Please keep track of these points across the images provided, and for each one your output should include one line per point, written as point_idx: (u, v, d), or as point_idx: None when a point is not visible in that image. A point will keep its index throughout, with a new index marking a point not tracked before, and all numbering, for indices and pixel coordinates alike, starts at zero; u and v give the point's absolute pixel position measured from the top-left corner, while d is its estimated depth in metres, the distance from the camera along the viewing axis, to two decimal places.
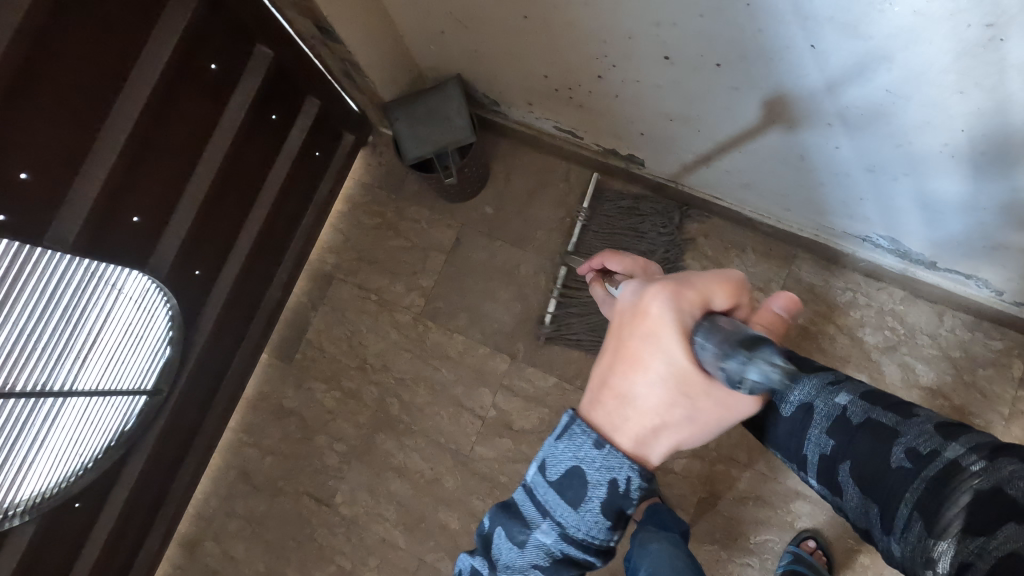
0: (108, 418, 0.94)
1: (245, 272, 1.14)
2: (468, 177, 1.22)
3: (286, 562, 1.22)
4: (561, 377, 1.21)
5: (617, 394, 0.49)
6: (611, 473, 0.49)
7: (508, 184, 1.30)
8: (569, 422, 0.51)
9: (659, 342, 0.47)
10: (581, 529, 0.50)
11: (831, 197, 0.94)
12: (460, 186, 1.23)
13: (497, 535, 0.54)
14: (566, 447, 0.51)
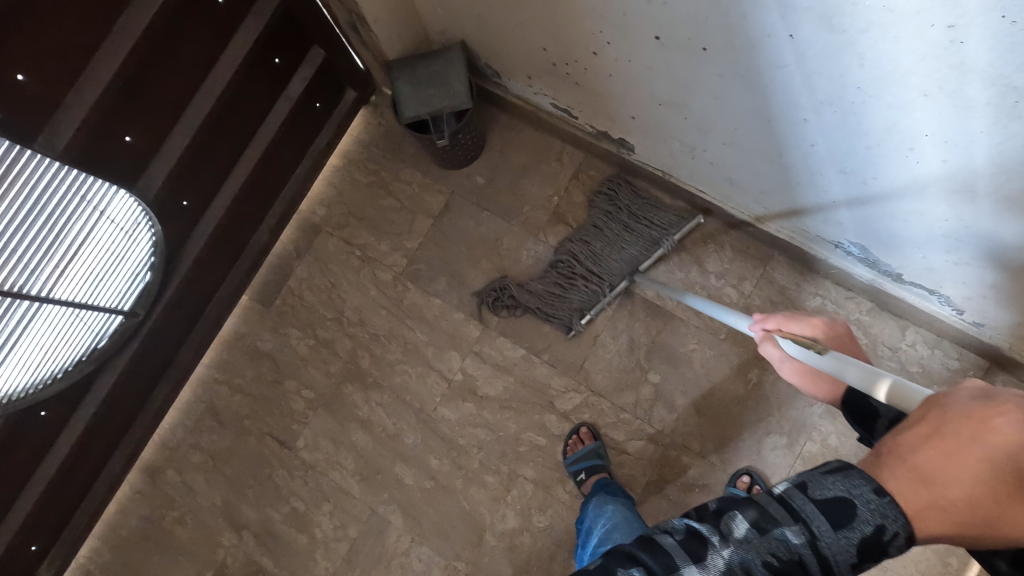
0: (82, 331, 0.96)
1: (233, 211, 1.16)
2: (462, 145, 1.24)
3: (243, 498, 1.25)
4: (530, 350, 1.24)
5: (917, 474, 0.44)
6: (882, 520, 0.43)
7: (503, 158, 1.31)
8: (843, 465, 0.46)
9: (1007, 444, 0.43)
10: (832, 551, 0.43)
11: (807, 198, 0.96)
12: (454, 152, 1.25)
13: (728, 516, 0.46)
14: (835, 479, 0.45)
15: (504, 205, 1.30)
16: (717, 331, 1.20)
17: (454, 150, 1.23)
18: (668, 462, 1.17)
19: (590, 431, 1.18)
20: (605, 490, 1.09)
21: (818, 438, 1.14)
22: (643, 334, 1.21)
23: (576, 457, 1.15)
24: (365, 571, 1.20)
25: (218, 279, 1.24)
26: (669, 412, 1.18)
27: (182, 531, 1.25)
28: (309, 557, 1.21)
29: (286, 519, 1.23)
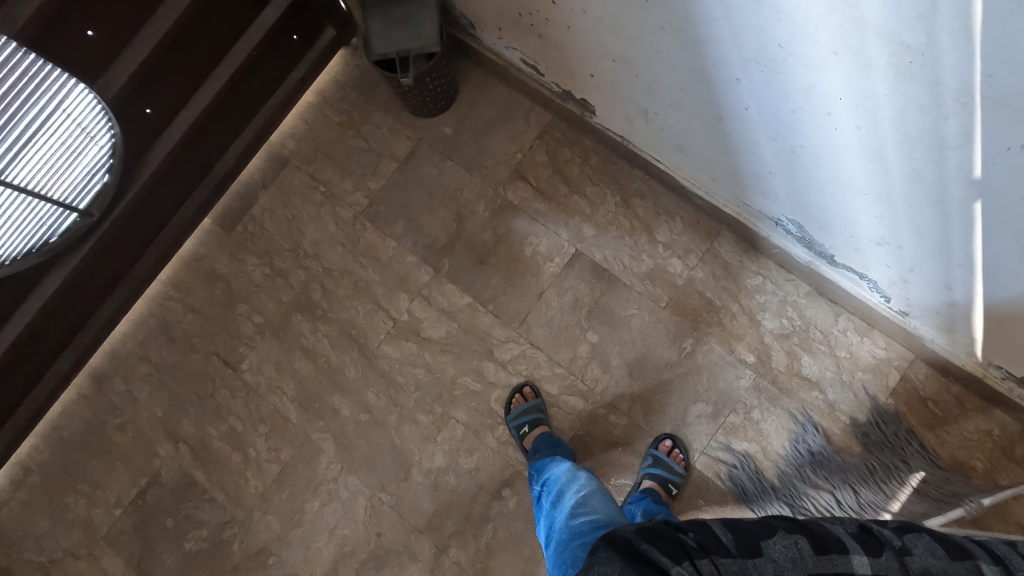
0: (33, 222, 0.99)
1: (199, 129, 1.19)
2: (431, 92, 1.26)
3: (184, 412, 1.28)
4: (476, 299, 1.27)
5: None
6: None
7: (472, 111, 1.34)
8: None
9: None
10: None
11: (747, 169, 0.99)
12: (424, 98, 1.27)
13: None
14: None
15: (468, 157, 1.32)
16: (658, 299, 1.23)
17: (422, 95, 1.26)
18: (596, 420, 1.20)
19: (532, 389, 1.21)
20: (549, 444, 1.14)
21: (742, 411, 1.17)
22: (587, 294, 1.24)
23: (519, 412, 1.18)
24: (292, 493, 1.23)
25: (180, 197, 1.27)
26: (602, 372, 1.21)
27: (122, 438, 1.29)
28: (241, 475, 1.25)
29: (223, 436, 1.27)
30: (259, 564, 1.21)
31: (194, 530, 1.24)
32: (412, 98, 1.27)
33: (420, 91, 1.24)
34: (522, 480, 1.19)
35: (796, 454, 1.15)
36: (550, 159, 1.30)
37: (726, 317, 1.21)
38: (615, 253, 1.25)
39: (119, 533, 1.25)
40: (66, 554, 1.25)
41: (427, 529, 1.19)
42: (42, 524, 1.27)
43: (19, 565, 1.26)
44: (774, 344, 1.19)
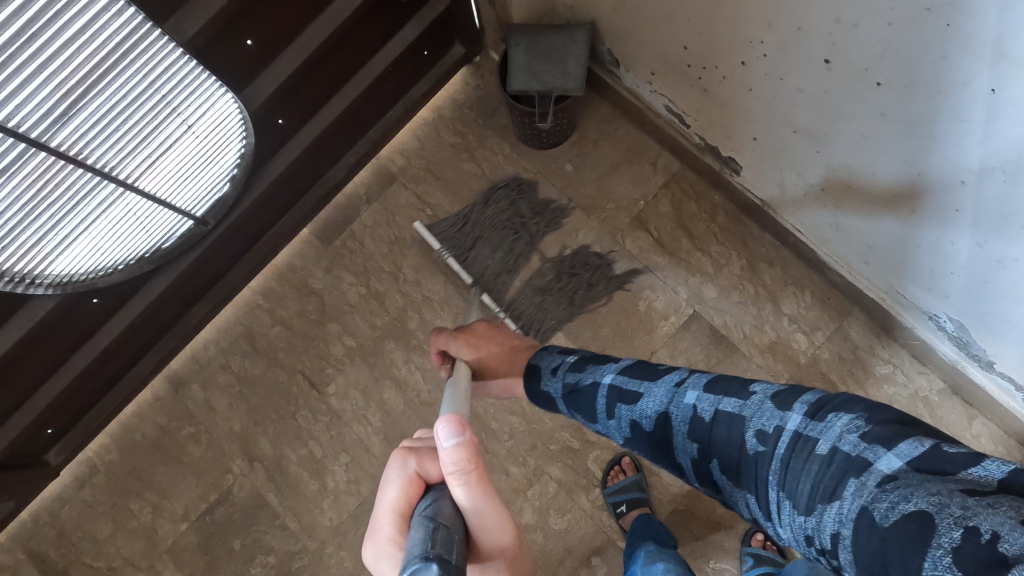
0: (152, 228, 0.94)
1: (320, 141, 1.13)
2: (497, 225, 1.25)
3: (262, 430, 1.22)
4: (582, 350, 1.20)
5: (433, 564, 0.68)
6: None
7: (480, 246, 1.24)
8: None
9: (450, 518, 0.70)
10: None
11: (920, 263, 0.92)
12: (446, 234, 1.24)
13: None
14: None
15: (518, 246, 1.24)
16: (778, 375, 1.16)
17: (498, 210, 1.25)
18: (699, 496, 1.13)
19: (632, 462, 1.15)
20: (646, 527, 1.07)
21: None
22: (702, 360, 1.17)
23: (617, 488, 1.13)
24: (369, 531, 1.17)
25: (284, 205, 1.21)
26: None
27: (194, 449, 1.23)
28: (316, 504, 1.19)
29: (300, 460, 1.21)
30: None
31: (261, 555, 1.18)
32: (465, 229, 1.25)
33: (477, 227, 1.25)
34: (614, 549, 1.13)
35: None
36: (675, 211, 1.23)
37: None
38: (736, 319, 1.18)
39: (182, 548, 1.20)
40: (126, 562, 1.20)
41: None
42: (103, 528, 1.22)
43: (75, 568, 1.20)
44: None
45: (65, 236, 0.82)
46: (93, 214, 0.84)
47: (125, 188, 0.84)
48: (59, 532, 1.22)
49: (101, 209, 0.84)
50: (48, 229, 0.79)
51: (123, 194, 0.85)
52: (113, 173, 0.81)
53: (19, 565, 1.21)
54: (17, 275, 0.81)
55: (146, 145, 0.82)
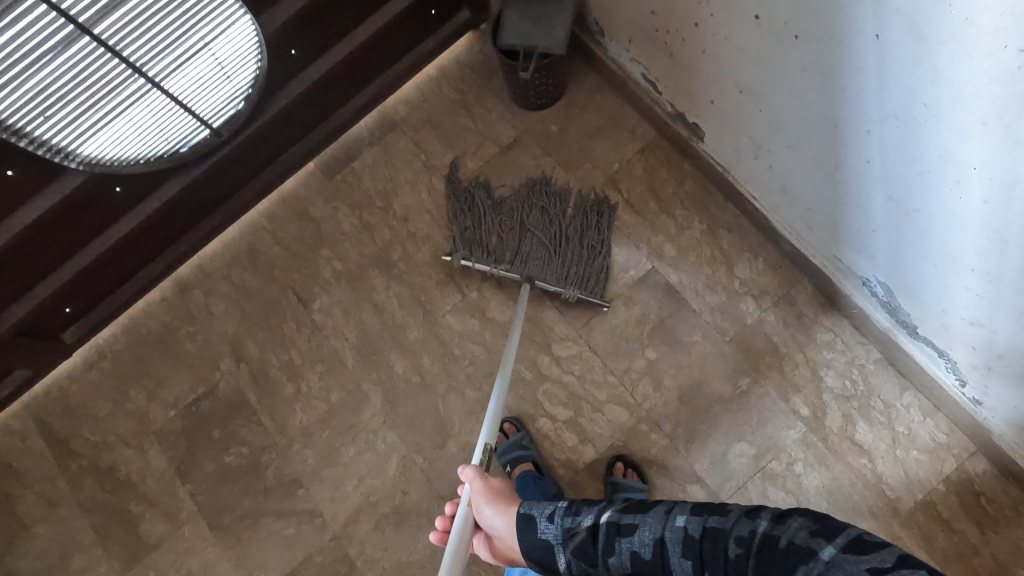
0: (172, 129, 1.09)
1: (329, 78, 1.27)
2: (526, 262, 1.27)
3: (251, 336, 1.36)
4: (546, 293, 1.30)
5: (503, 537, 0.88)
6: None
7: (532, 263, 1.27)
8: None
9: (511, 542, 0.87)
10: None
11: (849, 223, 1.00)
12: (579, 285, 1.26)
13: None
14: None
15: (508, 260, 1.28)
16: (723, 332, 1.23)
17: (600, 232, 1.30)
18: (637, 434, 1.21)
19: (512, 424, 1.23)
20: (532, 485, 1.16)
21: (785, 460, 1.16)
22: (654, 311, 1.26)
23: (503, 450, 1.22)
24: (333, 434, 1.28)
25: (293, 138, 1.35)
26: (653, 389, 1.22)
27: (191, 346, 1.37)
28: (290, 406, 1.31)
29: (281, 365, 1.33)
30: (288, 493, 1.27)
31: (236, 446, 1.30)
32: (589, 261, 1.28)
33: (557, 226, 1.31)
34: (552, 474, 1.21)
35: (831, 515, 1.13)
36: (646, 176, 1.33)
37: (789, 365, 1.20)
38: (691, 279, 1.27)
39: (169, 432, 1.33)
40: (118, 439, 1.34)
41: (451, 499, 1.23)
42: (103, 407, 1.36)
43: (75, 440, 1.35)
44: (832, 402, 1.18)
45: (97, 118, 0.98)
46: (124, 103, 0.99)
47: (151, 85, 0.99)
48: (64, 406, 1.37)
49: (129, 100, 0.99)
50: (83, 108, 0.95)
51: (149, 90, 1.00)
52: (142, 69, 0.96)
53: (27, 431, 1.36)
54: (54, 146, 0.96)
55: (172, 49, 0.98)
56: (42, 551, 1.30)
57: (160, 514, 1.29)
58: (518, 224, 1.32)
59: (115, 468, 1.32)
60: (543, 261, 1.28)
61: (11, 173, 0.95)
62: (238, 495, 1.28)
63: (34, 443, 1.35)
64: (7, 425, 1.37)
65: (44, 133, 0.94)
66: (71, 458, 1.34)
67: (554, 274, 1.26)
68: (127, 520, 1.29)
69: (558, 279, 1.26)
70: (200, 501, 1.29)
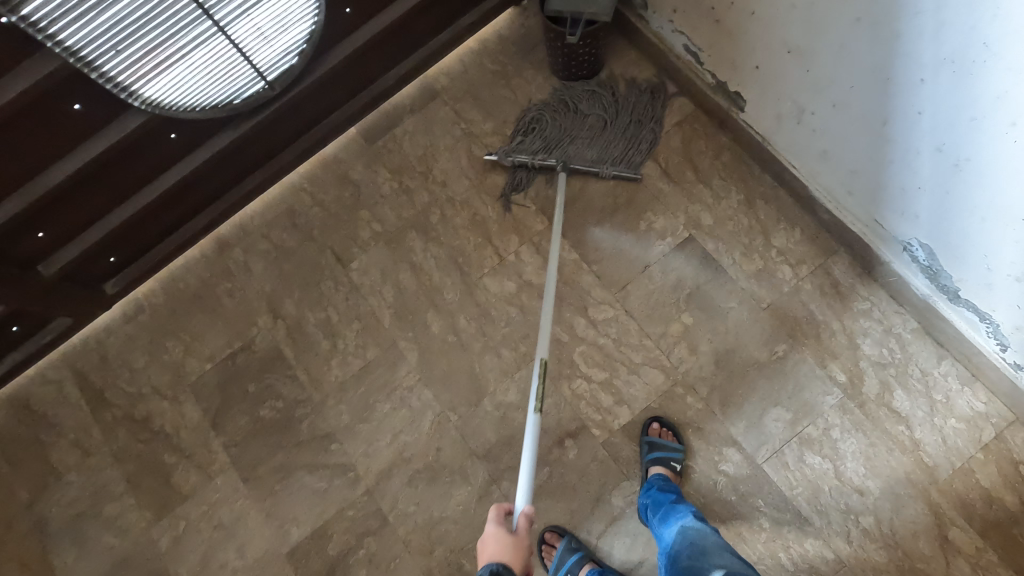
0: (229, 78, 1.11)
1: (379, 41, 1.30)
2: (570, 150, 1.35)
3: (289, 293, 1.37)
4: (582, 257, 1.31)
5: None
6: None
7: (580, 146, 1.35)
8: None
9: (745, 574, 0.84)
10: None
11: (894, 182, 1.01)
12: (616, 162, 1.34)
13: None
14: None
15: (592, 122, 1.37)
16: (760, 299, 1.24)
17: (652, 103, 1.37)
18: (673, 397, 1.21)
19: (555, 532, 1.16)
20: None
21: (821, 426, 1.16)
22: (690, 277, 1.27)
23: (556, 564, 1.13)
24: (369, 390, 1.29)
25: (338, 101, 1.38)
26: (689, 353, 1.23)
27: (229, 301, 1.39)
28: (325, 362, 1.32)
29: (318, 323, 1.35)
30: (322, 447, 1.27)
31: (271, 400, 1.31)
32: (645, 135, 1.35)
33: (615, 105, 1.37)
34: (587, 434, 1.22)
35: (868, 481, 1.13)
36: (683, 147, 1.35)
37: (825, 332, 1.21)
38: (727, 247, 1.28)
39: (204, 384, 1.34)
40: (153, 391, 1.35)
41: (485, 457, 1.23)
42: (139, 359, 1.37)
43: (110, 390, 1.36)
44: (869, 370, 1.18)
45: (163, 59, 1.00)
46: (189, 46, 1.02)
47: (217, 29, 1.02)
48: (101, 357, 1.38)
49: (195, 44, 1.02)
50: (151, 46, 0.97)
51: (212, 34, 1.02)
52: (210, 12, 0.99)
53: (64, 381, 1.38)
54: (119, 82, 0.98)
55: None
56: (74, 498, 1.31)
57: (193, 465, 1.29)
58: (568, 112, 1.38)
59: (149, 419, 1.33)
60: (613, 121, 1.36)
61: (78, 108, 0.98)
62: (271, 448, 1.28)
63: (70, 392, 1.37)
64: (43, 375, 1.38)
65: (113, 68, 0.95)
66: (105, 408, 1.35)
67: (602, 153, 1.34)
68: (160, 470, 1.30)
69: (636, 129, 1.35)
70: (233, 454, 1.29)
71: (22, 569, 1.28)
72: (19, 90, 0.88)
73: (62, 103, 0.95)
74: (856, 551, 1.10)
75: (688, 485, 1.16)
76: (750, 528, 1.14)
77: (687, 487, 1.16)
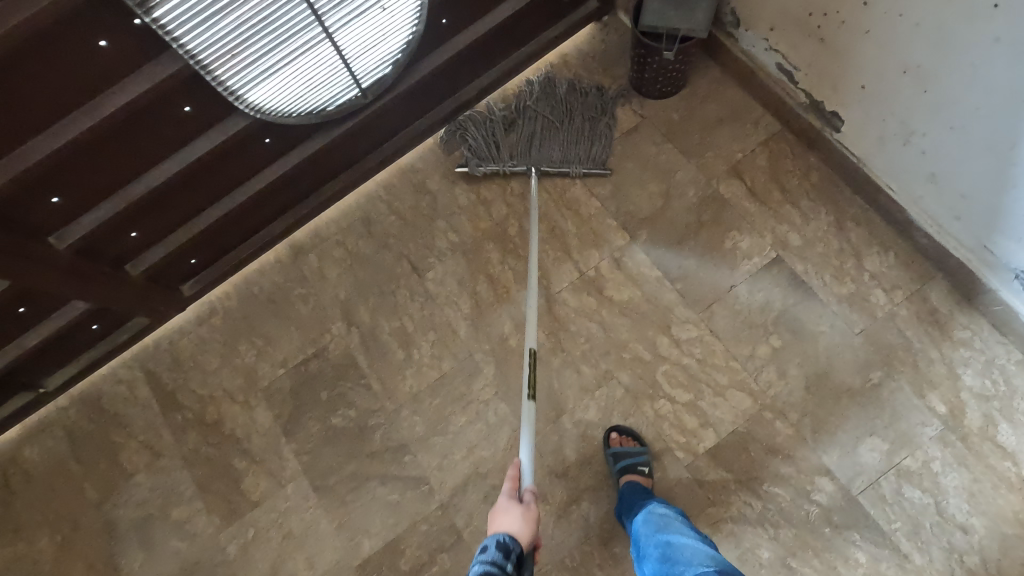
0: (328, 85, 1.11)
1: (466, 54, 1.30)
2: (538, 151, 1.38)
3: (363, 300, 1.36)
4: (665, 275, 1.29)
5: None
6: None
7: (548, 143, 1.38)
8: None
9: None
10: None
11: (1012, 207, 0.98)
12: (583, 159, 1.37)
13: None
14: None
15: (670, 72, 1.32)
16: (853, 324, 1.20)
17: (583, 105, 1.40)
18: (761, 421, 1.17)
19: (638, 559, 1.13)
20: None
21: (921, 458, 1.12)
22: (778, 298, 1.24)
23: None
24: (444, 401, 1.27)
25: (420, 110, 1.38)
26: (778, 377, 1.19)
27: (302, 307, 1.38)
28: (400, 371, 1.30)
29: (393, 331, 1.33)
30: (395, 458, 1.25)
31: (344, 408, 1.29)
32: (602, 129, 1.38)
33: (567, 104, 1.40)
34: (671, 457, 1.18)
35: (972, 518, 1.08)
36: (770, 166, 1.32)
37: (923, 361, 1.16)
38: (817, 269, 1.25)
39: (277, 390, 1.33)
40: (225, 394, 1.34)
41: (564, 476, 1.20)
42: (211, 362, 1.37)
43: (181, 392, 1.35)
44: (970, 402, 1.13)
45: (273, 65, 1.00)
46: (297, 55, 1.01)
47: (326, 36, 1.00)
48: (173, 359, 1.38)
49: (303, 52, 1.01)
50: (264, 53, 0.96)
51: (321, 43, 1.01)
52: (322, 20, 0.98)
53: (135, 381, 1.37)
54: (229, 87, 0.98)
55: (351, 5, 0.99)
56: (142, 500, 1.29)
57: (263, 471, 1.28)
58: (528, 114, 1.40)
59: (221, 422, 1.32)
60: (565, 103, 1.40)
61: (188, 110, 0.99)
62: (343, 458, 1.26)
63: (141, 393, 1.36)
64: (114, 374, 1.38)
65: (225, 73, 0.96)
66: (176, 410, 1.34)
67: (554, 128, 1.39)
68: (230, 475, 1.28)
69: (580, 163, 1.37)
70: (305, 461, 1.27)
71: (88, 569, 1.27)
72: (143, 90, 0.90)
73: (175, 104, 0.97)
74: None
75: (777, 515, 1.12)
76: (845, 563, 1.08)
77: (777, 517, 1.12)
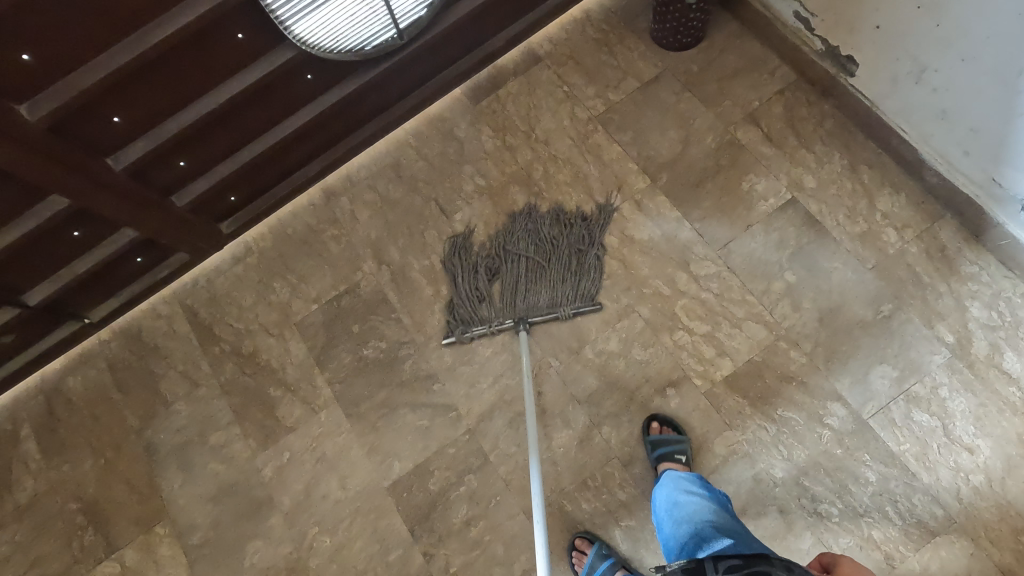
0: (368, 25, 1.16)
1: (495, 3, 1.36)
2: (524, 297, 1.31)
3: (393, 241, 1.42)
4: (684, 216, 1.34)
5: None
6: None
7: (533, 292, 1.31)
8: None
9: None
10: None
11: (1019, 137, 1.03)
12: (572, 297, 1.30)
13: None
14: None
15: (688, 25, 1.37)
16: (864, 260, 1.26)
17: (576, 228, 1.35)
18: (776, 351, 1.23)
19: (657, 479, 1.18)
20: None
21: (929, 385, 1.17)
22: (793, 237, 1.29)
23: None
24: (471, 333, 1.33)
25: (450, 59, 1.43)
26: (792, 310, 1.25)
27: (334, 247, 1.44)
28: (428, 306, 1.36)
29: (422, 269, 1.39)
30: (424, 387, 1.31)
31: (375, 341, 1.35)
32: (590, 264, 1.32)
33: (550, 241, 1.35)
34: (689, 384, 1.23)
35: (978, 440, 1.13)
36: (786, 114, 1.37)
37: (932, 294, 1.22)
38: (831, 209, 1.30)
39: (310, 324, 1.39)
40: (260, 328, 1.40)
41: (586, 402, 1.25)
42: (247, 298, 1.43)
43: (218, 326, 1.41)
44: (977, 332, 1.18)
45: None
46: None
47: None
48: (210, 294, 1.44)
49: None
50: None
51: None
52: None
53: (175, 315, 1.43)
54: (278, 17, 1.03)
55: None
56: (182, 425, 1.35)
57: (297, 399, 1.34)
58: (507, 256, 1.35)
59: (256, 353, 1.38)
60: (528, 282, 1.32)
61: (240, 38, 1.05)
62: (375, 386, 1.32)
63: (180, 327, 1.42)
64: (154, 309, 1.44)
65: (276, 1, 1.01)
66: (214, 343, 1.40)
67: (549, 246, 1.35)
68: (265, 403, 1.34)
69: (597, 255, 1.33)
70: (337, 390, 1.33)
71: (130, 489, 1.33)
72: (203, 11, 0.95)
73: (229, 30, 1.03)
74: (966, 508, 1.10)
75: (791, 437, 1.17)
76: (856, 482, 1.14)
77: (791, 439, 1.17)
